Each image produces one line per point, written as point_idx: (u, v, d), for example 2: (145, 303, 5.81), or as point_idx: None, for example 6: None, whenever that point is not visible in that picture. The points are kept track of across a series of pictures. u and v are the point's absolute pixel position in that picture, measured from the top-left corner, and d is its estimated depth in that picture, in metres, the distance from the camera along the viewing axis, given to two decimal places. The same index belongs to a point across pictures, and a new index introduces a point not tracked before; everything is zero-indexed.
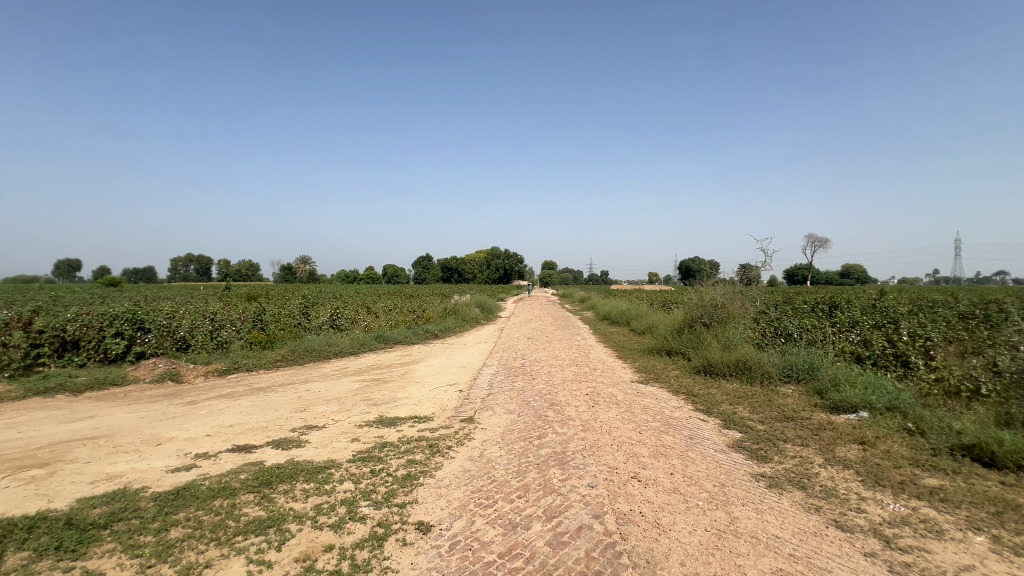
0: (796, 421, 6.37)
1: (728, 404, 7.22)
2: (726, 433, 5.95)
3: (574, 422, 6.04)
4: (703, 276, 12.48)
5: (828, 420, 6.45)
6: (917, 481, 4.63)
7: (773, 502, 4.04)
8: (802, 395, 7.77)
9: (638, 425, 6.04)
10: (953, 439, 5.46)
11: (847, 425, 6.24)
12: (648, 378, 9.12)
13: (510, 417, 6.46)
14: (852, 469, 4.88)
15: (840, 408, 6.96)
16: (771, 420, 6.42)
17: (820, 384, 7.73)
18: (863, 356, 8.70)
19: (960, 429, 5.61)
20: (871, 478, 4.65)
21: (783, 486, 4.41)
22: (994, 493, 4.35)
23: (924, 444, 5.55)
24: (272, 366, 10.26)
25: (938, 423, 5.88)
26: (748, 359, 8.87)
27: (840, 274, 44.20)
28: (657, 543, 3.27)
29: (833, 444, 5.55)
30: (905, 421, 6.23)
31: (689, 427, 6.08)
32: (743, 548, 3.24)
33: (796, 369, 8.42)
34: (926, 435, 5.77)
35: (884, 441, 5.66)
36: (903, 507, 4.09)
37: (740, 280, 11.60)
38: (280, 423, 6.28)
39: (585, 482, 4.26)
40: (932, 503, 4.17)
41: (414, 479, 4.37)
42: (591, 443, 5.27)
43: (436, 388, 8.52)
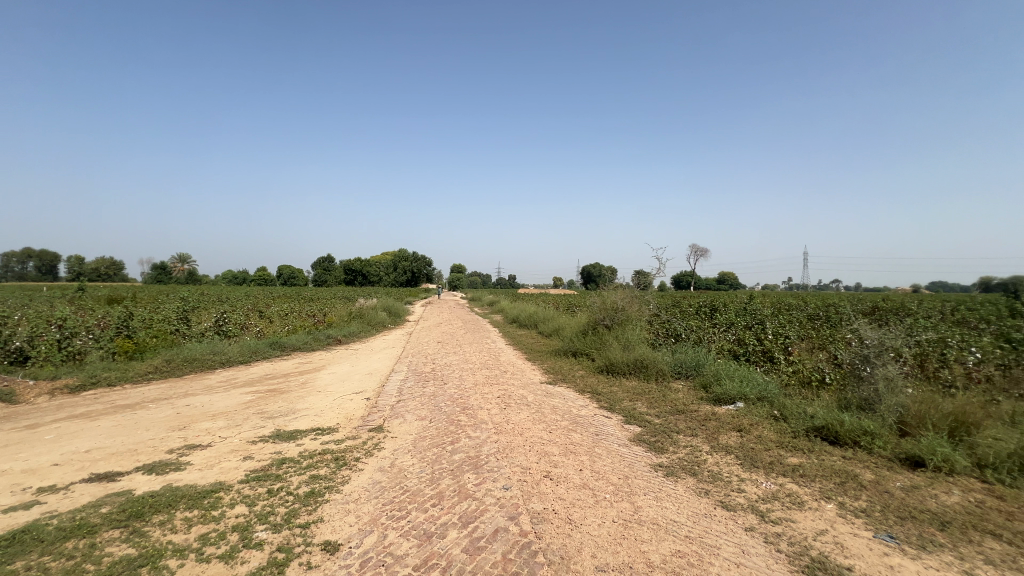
0: (686, 413, 7.02)
1: (628, 400, 7.74)
2: (627, 427, 6.37)
3: (487, 425, 6.06)
4: (603, 281, 13.22)
5: (712, 411, 7.19)
6: (782, 460, 5.34)
7: (670, 490, 4.40)
8: (689, 390, 8.58)
9: (548, 425, 6.23)
10: (808, 423, 6.39)
11: (727, 415, 7.02)
12: (556, 379, 9.47)
13: (421, 424, 6.29)
14: (731, 453, 5.48)
15: (722, 400, 7.78)
16: (665, 413, 7.01)
17: (705, 378, 8.61)
18: (738, 354, 9.86)
19: (813, 413, 6.59)
20: (748, 461, 5.26)
21: (677, 473, 4.83)
22: (838, 467, 5.17)
23: (786, 427, 6.43)
24: (142, 379, 8.94)
25: (796, 409, 6.85)
26: (644, 358, 9.58)
27: (718, 280, 49.68)
28: (570, 538, 3.38)
29: (716, 433, 6.20)
30: (771, 409, 7.16)
31: (594, 424, 6.40)
32: (646, 535, 3.47)
33: (684, 366, 9.29)
34: (788, 420, 6.69)
35: (757, 427, 6.45)
36: (773, 484, 4.69)
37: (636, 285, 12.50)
38: (153, 445, 5.47)
39: (499, 484, 4.28)
40: (794, 479, 4.83)
41: (318, 496, 4.06)
42: (503, 445, 5.33)
43: (339, 397, 8.02)
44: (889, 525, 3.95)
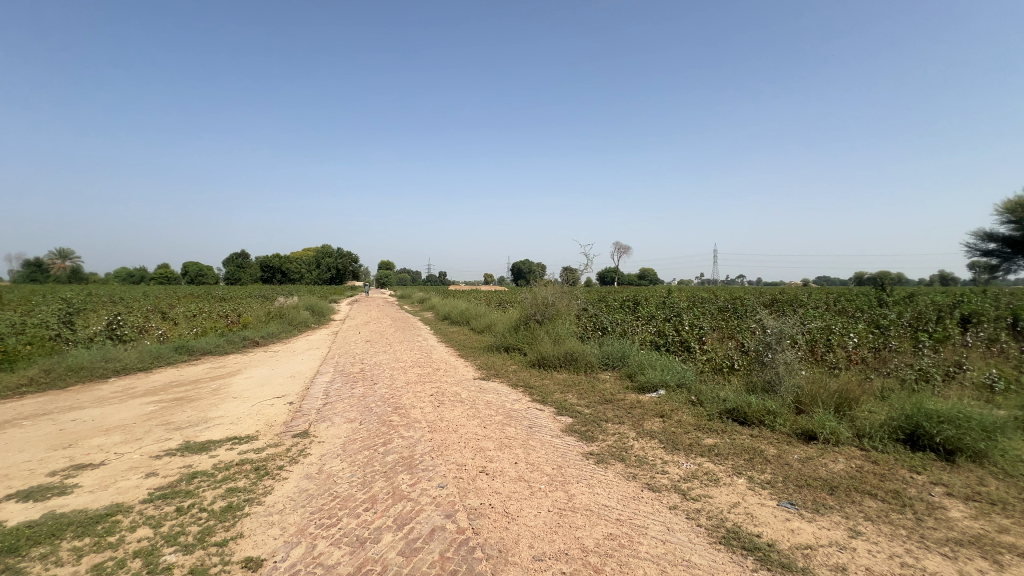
0: (614, 402, 7.35)
1: (559, 392, 7.96)
2: (559, 418, 6.55)
3: (421, 424, 5.93)
4: (533, 277, 13.45)
5: (637, 399, 7.60)
6: (699, 441, 5.77)
7: (601, 476, 4.58)
8: (616, 380, 9.00)
9: (482, 420, 6.24)
10: (721, 405, 6.96)
11: (650, 402, 7.45)
12: (489, 374, 9.51)
13: (351, 426, 6.03)
14: (655, 438, 5.83)
15: (645, 388, 8.23)
16: (594, 403, 7.29)
17: (630, 368, 9.08)
18: (659, 344, 10.49)
19: (725, 396, 7.18)
20: (670, 443, 5.63)
21: (607, 460, 5.04)
22: (747, 444, 5.67)
23: (702, 411, 6.96)
24: (13, 394, 7.73)
25: (710, 394, 7.43)
26: (574, 351, 9.89)
27: (639, 275, 52.50)
28: (507, 531, 3.41)
29: (641, 419, 6.56)
30: (689, 394, 7.71)
31: (528, 417, 6.51)
32: (580, 521, 3.60)
33: (611, 358, 9.73)
34: (703, 403, 7.24)
35: (677, 412, 6.91)
36: (692, 464, 5.06)
37: (564, 281, 12.86)
38: (30, 467, 4.75)
39: (435, 483, 4.22)
40: (710, 457, 5.24)
41: (236, 510, 3.75)
42: (438, 443, 5.25)
43: (258, 402, 7.46)
44: (789, 493, 4.42)
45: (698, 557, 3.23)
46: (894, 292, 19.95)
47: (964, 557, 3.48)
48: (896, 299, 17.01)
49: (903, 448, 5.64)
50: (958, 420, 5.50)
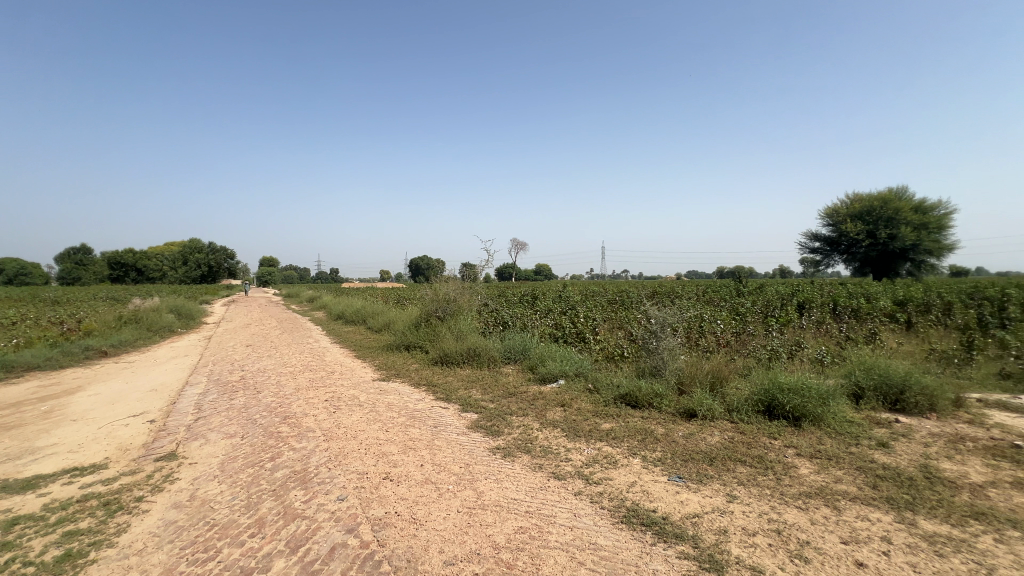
0: (517, 395, 7.46)
1: (463, 389, 7.87)
2: (464, 415, 6.47)
3: (315, 434, 5.45)
4: (433, 273, 13.15)
5: (539, 390, 7.80)
6: (598, 426, 6.09)
7: (508, 469, 4.60)
8: (518, 372, 9.15)
9: (384, 424, 5.92)
10: (615, 391, 7.42)
11: (552, 392, 7.69)
12: (389, 374, 9.10)
13: (230, 442, 5.34)
14: (558, 427, 6.02)
15: (546, 379, 8.47)
16: (499, 397, 7.33)
17: (531, 361, 9.30)
18: (557, 336, 10.90)
19: (618, 382, 7.68)
20: (572, 431, 5.85)
21: (513, 453, 5.08)
22: (640, 426, 6.11)
23: (599, 397, 7.36)
24: None
25: (605, 381, 7.89)
26: (477, 347, 9.84)
27: (535, 271, 54.34)
28: (415, 538, 3.25)
29: (544, 410, 6.74)
30: (586, 383, 8.11)
31: (432, 417, 6.33)
32: (490, 518, 3.56)
33: (513, 352, 9.89)
34: (600, 390, 7.66)
35: (577, 400, 7.23)
36: (593, 448, 5.31)
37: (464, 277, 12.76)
38: None
39: (333, 496, 3.89)
40: (608, 441, 5.55)
41: (78, 559, 3.09)
42: (335, 452, 4.86)
43: (108, 424, 6.29)
44: (677, 468, 4.84)
45: (603, 539, 3.38)
46: (749, 283, 23.12)
47: (813, 507, 4.09)
48: (749, 289, 19.72)
49: (762, 418, 6.50)
50: (802, 390, 6.49)
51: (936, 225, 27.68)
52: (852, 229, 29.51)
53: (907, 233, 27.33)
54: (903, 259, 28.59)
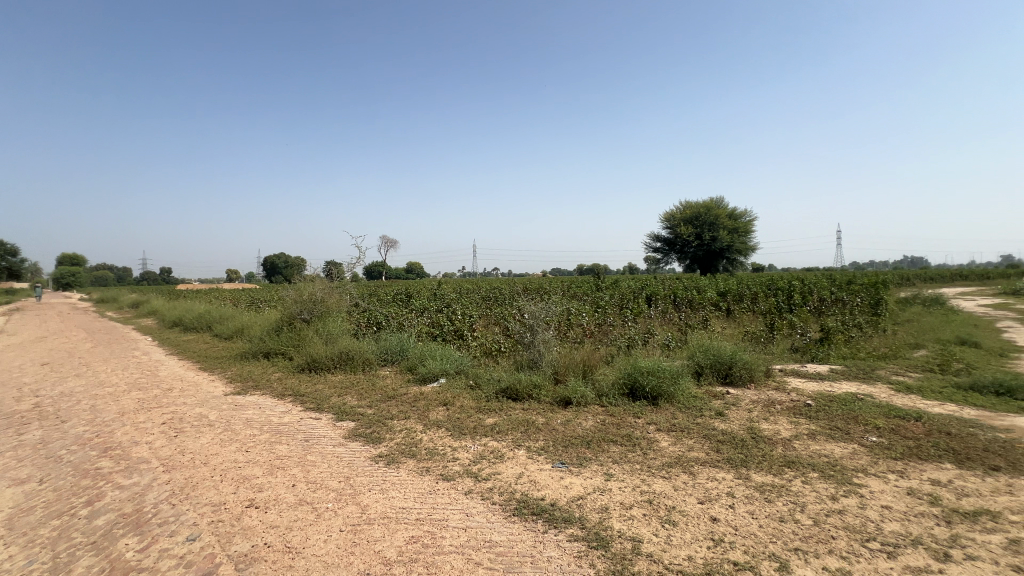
0: (397, 398, 7.12)
1: (336, 396, 7.26)
2: (339, 424, 5.96)
3: (150, 465, 4.52)
4: (294, 272, 11.89)
5: (420, 391, 7.55)
6: (482, 422, 6.11)
7: (393, 477, 4.35)
8: (396, 374, 8.76)
9: (242, 443, 5.16)
10: (496, 386, 7.53)
11: (433, 392, 7.51)
12: (246, 387, 7.99)
13: (23, 488, 4.15)
14: (443, 427, 5.89)
15: (427, 379, 8.21)
16: (377, 402, 6.92)
17: (410, 361, 8.97)
18: (435, 334, 10.70)
19: (499, 377, 7.81)
20: (457, 430, 5.77)
21: (398, 459, 4.82)
22: (521, 417, 6.28)
23: (481, 393, 7.40)
24: None
25: (486, 376, 7.97)
26: (349, 350, 9.15)
27: (407, 270, 52.98)
28: (292, 569, 2.87)
29: (426, 411, 6.54)
30: (467, 380, 8.10)
31: (302, 430, 5.71)
32: (378, 533, 3.30)
33: (390, 352, 9.46)
34: (481, 386, 7.70)
35: (459, 398, 7.16)
36: (479, 445, 5.29)
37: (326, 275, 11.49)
38: None
39: (182, 536, 3.25)
40: (493, 436, 5.59)
41: None
42: (180, 484, 4.09)
43: None
44: (559, 455, 5.07)
45: (497, 535, 3.37)
46: (607, 279, 25.51)
47: (674, 474, 4.62)
48: (606, 284, 21.70)
49: (627, 399, 7.17)
50: (658, 372, 7.32)
51: (743, 230, 33.82)
52: (684, 230, 34.14)
53: (724, 236, 33.15)
54: (721, 257, 34.31)
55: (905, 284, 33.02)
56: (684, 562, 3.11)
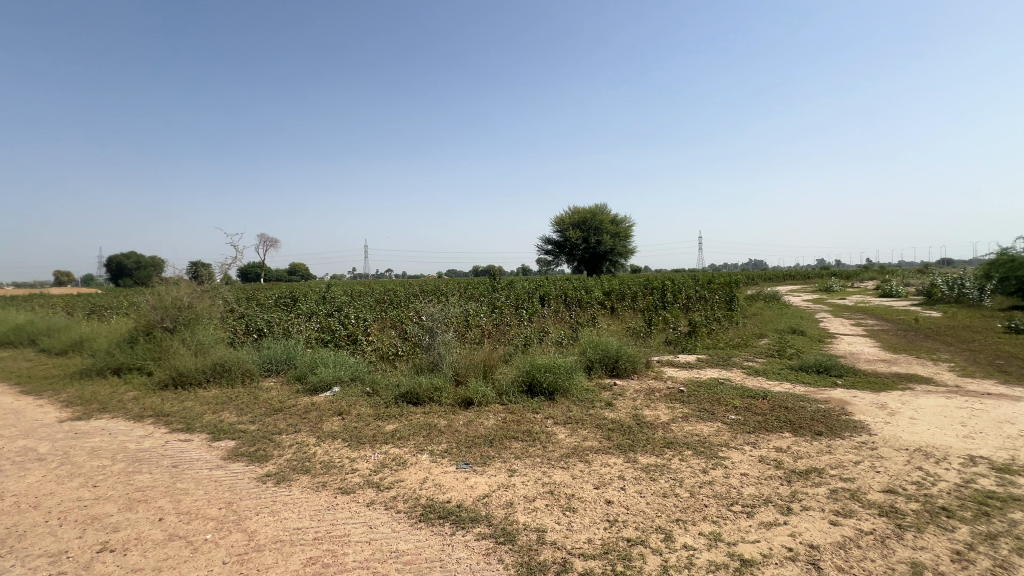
0: (285, 411, 6.55)
1: (210, 413, 6.46)
2: (216, 445, 5.31)
3: None
4: (151, 274, 10.30)
5: (311, 401, 7.04)
6: (382, 429, 5.88)
7: (285, 497, 4.00)
8: (283, 384, 8.05)
9: (89, 477, 4.36)
10: (396, 391, 7.30)
11: (325, 402, 7.04)
12: (89, 410, 6.74)
13: None
14: (339, 438, 5.56)
15: (318, 388, 7.65)
16: (260, 416, 6.29)
17: (298, 370, 8.30)
18: (326, 340, 10.04)
19: (398, 382, 7.59)
20: (354, 440, 5.49)
21: (289, 476, 4.45)
22: (423, 421, 6.18)
23: (380, 400, 7.12)
24: None
25: (384, 382, 7.70)
26: (225, 361, 8.18)
27: (290, 271, 48.85)
28: None
29: (319, 422, 6.12)
30: (364, 386, 7.74)
31: (168, 455, 4.99)
32: (270, 559, 3.03)
33: (274, 362, 8.67)
34: (379, 392, 7.42)
35: (355, 406, 6.81)
36: (380, 454, 5.09)
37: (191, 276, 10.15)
38: None
39: None
40: (394, 443, 5.42)
41: None
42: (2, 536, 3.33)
43: None
44: (463, 455, 5.09)
45: (404, 543, 3.28)
46: (503, 280, 26.06)
47: (572, 464, 4.91)
48: (501, 285, 22.17)
49: (525, 396, 7.43)
50: (554, 368, 7.69)
51: (624, 235, 36.97)
52: (573, 234, 36.31)
53: (607, 240, 35.95)
54: (605, 260, 37.08)
55: (751, 283, 38.74)
56: (584, 545, 3.32)
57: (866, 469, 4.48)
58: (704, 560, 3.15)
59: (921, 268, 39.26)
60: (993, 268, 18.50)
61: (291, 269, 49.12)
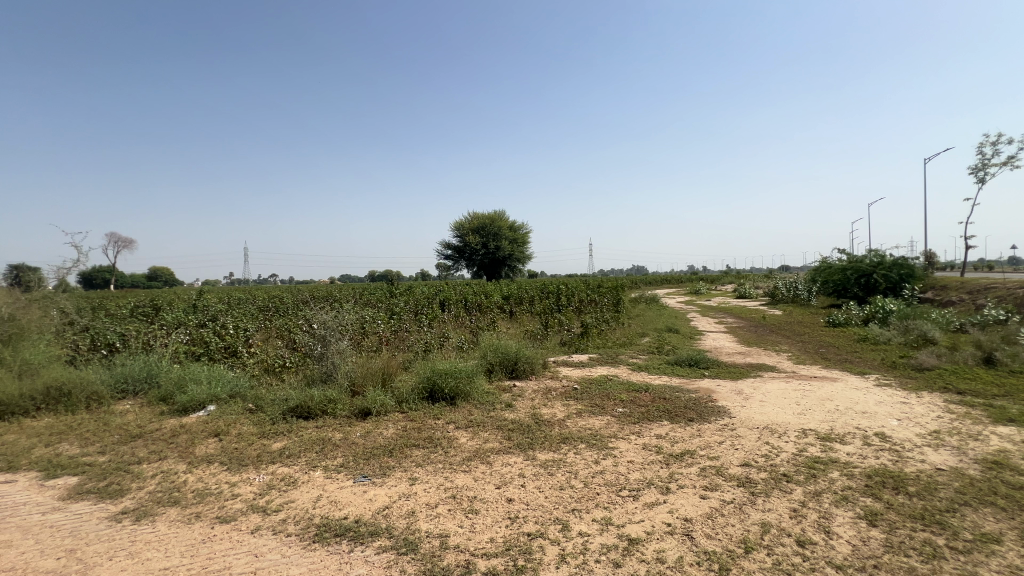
0: (146, 437, 5.70)
1: (42, 446, 5.38)
2: (52, 484, 4.45)
3: None
4: None
5: (179, 424, 6.21)
6: (267, 449, 5.39)
7: (149, 534, 3.50)
8: (142, 407, 6.99)
9: None
10: (284, 406, 6.74)
11: (197, 423, 6.26)
12: None
13: None
14: (215, 461, 4.99)
15: (189, 409, 6.77)
16: (113, 446, 5.41)
17: (163, 390, 7.27)
18: (197, 354, 8.92)
19: (286, 397, 7.01)
20: (234, 462, 4.97)
21: (153, 511, 3.89)
22: (316, 436, 5.80)
23: (265, 417, 6.51)
24: None
25: (270, 398, 7.06)
26: (63, 383, 6.87)
27: (148, 275, 42.43)
28: None
29: (191, 446, 5.43)
30: (245, 403, 7.04)
31: None
32: None
33: (131, 382, 7.50)
34: (264, 409, 6.79)
35: (235, 425, 6.15)
36: (265, 475, 4.67)
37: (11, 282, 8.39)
38: None
39: None
40: (282, 462, 5.01)
41: None
42: None
43: None
44: (361, 468, 4.87)
45: (296, 568, 3.06)
46: (402, 285, 25.32)
47: (473, 467, 4.96)
48: (399, 290, 21.58)
49: (426, 403, 7.33)
50: (454, 373, 7.67)
51: (522, 241, 38.17)
52: (473, 240, 36.60)
53: (505, 246, 36.90)
54: (504, 265, 37.94)
55: (634, 288, 42.37)
56: (486, 545, 3.38)
57: (727, 447, 5.17)
58: (597, 544, 3.39)
59: (766, 273, 46.15)
60: (818, 273, 22.39)
61: (151, 274, 42.80)
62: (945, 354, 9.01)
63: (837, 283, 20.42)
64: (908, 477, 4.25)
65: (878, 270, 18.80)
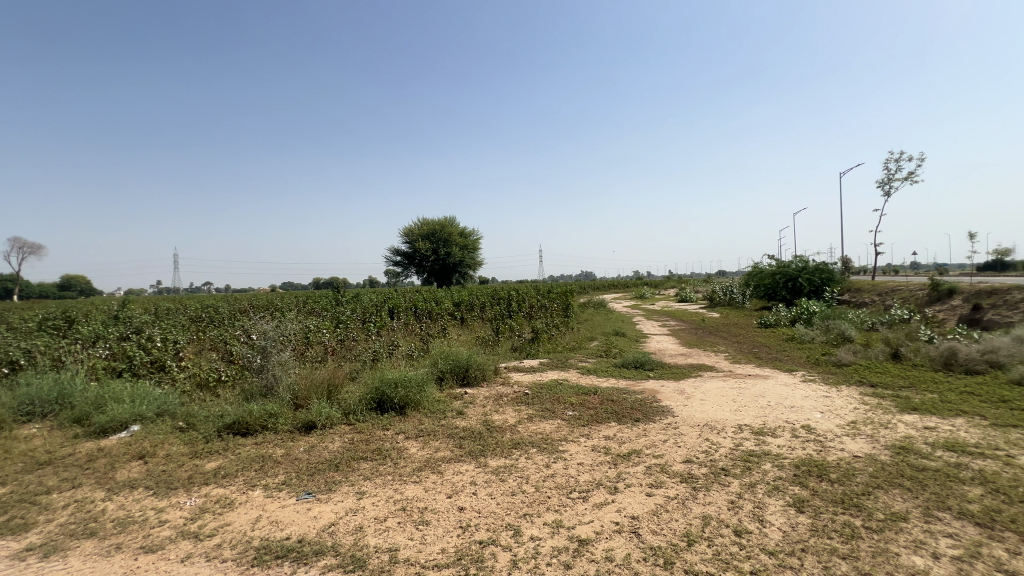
0: (57, 464, 5.15)
1: None
2: None
3: None
4: None
5: (98, 447, 5.67)
6: (200, 469, 5.04)
7: (60, 572, 3.17)
8: (53, 430, 6.32)
9: None
10: (219, 423, 6.32)
11: (119, 445, 5.74)
12: None
13: None
14: (140, 486, 4.60)
15: (109, 430, 6.20)
16: (18, 475, 4.85)
17: (77, 411, 6.60)
18: (119, 370, 8.18)
19: (221, 413, 6.58)
20: (162, 486, 4.59)
21: (65, 545, 3.52)
22: (254, 454, 5.47)
23: (197, 435, 6.07)
24: None
25: (203, 415, 6.60)
26: None
27: (61, 284, 38.55)
28: None
29: (111, 471, 4.97)
30: (175, 422, 6.53)
31: None
32: None
33: (38, 403, 6.75)
34: (197, 427, 6.33)
35: (163, 446, 5.70)
36: (198, 498, 4.35)
37: None
38: None
39: None
40: (217, 483, 4.69)
41: None
42: None
43: None
44: (305, 485, 4.66)
45: None
46: (348, 293, 24.51)
47: (424, 477, 4.87)
48: (345, 298, 20.93)
49: (375, 414, 7.12)
50: (404, 382, 7.50)
51: (472, 248, 38.10)
52: (422, 246, 36.05)
53: (456, 253, 36.66)
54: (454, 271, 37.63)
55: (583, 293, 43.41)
56: (437, 556, 3.33)
57: (671, 446, 5.38)
58: (548, 547, 3.43)
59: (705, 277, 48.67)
60: (751, 278, 23.87)
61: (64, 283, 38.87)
62: (860, 351, 9.87)
63: (767, 287, 21.89)
64: (830, 465, 4.62)
65: (802, 275, 20.31)
